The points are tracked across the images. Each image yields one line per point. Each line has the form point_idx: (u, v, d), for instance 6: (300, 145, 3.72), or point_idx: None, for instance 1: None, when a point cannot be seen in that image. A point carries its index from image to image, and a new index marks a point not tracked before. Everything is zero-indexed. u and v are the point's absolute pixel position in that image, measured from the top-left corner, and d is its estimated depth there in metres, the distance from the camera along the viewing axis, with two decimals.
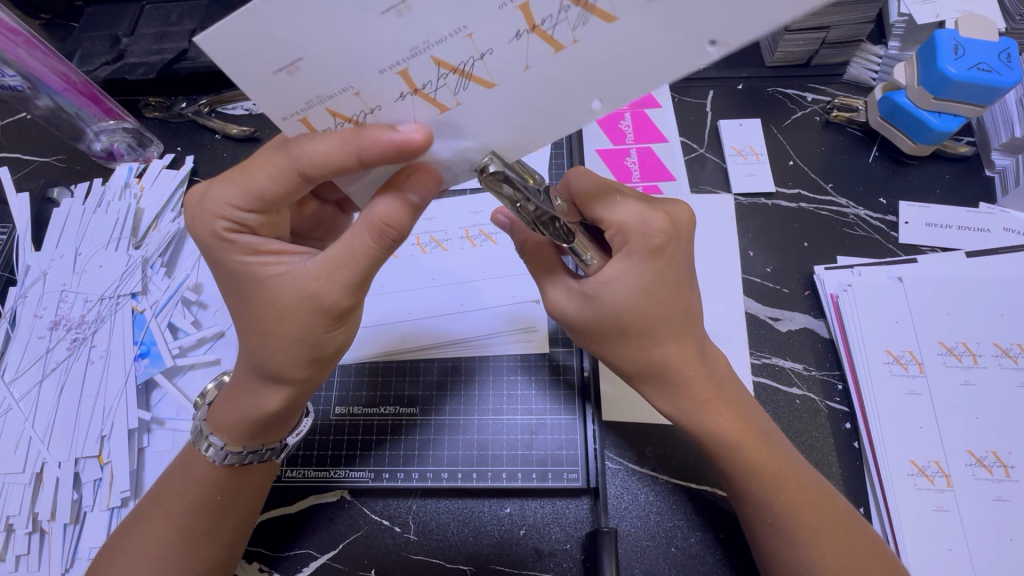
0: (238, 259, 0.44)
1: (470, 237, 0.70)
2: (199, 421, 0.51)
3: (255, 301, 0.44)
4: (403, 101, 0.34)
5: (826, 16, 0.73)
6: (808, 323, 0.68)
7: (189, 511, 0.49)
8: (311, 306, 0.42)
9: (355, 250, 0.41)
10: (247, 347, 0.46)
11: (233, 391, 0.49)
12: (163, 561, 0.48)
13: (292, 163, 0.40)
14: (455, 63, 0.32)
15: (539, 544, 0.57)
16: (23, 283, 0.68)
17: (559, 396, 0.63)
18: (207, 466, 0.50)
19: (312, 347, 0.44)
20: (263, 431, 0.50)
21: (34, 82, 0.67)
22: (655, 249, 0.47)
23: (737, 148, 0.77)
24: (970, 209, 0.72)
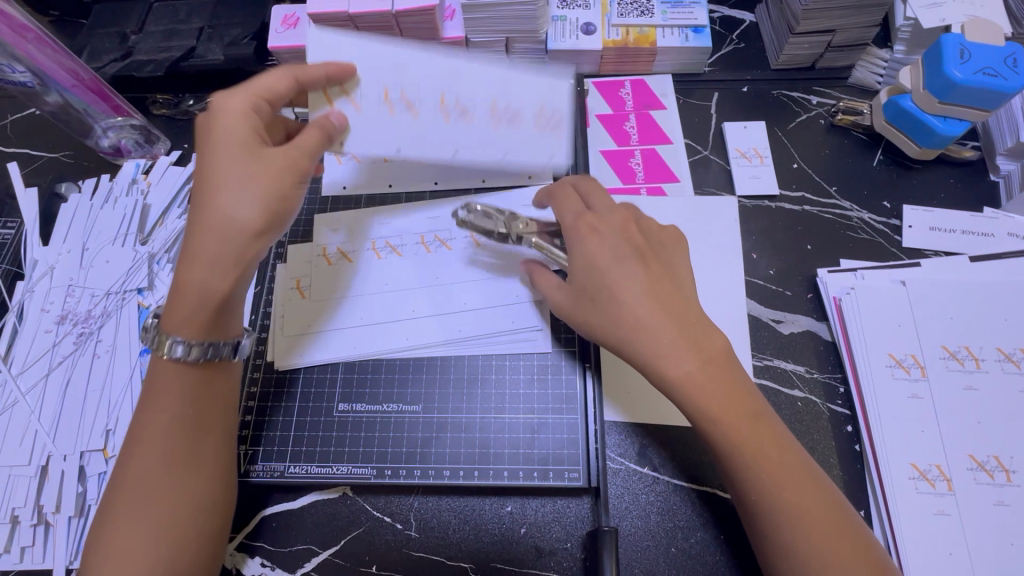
0: (218, 136, 0.52)
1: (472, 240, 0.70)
2: (153, 330, 0.52)
3: (227, 165, 0.51)
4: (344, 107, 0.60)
5: (832, 20, 0.73)
6: (810, 326, 0.68)
7: (164, 436, 0.49)
8: (285, 168, 0.53)
9: (310, 143, 0.56)
10: (208, 219, 0.51)
11: (184, 281, 0.51)
12: (154, 496, 0.47)
13: (291, 70, 0.57)
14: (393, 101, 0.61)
15: (539, 542, 0.58)
16: (30, 277, 0.69)
17: (561, 395, 0.63)
18: (176, 368, 0.51)
19: (275, 204, 0.52)
20: (219, 317, 0.52)
21: (43, 78, 0.68)
22: (581, 216, 0.58)
23: (741, 150, 0.78)
24: (975, 213, 0.72)
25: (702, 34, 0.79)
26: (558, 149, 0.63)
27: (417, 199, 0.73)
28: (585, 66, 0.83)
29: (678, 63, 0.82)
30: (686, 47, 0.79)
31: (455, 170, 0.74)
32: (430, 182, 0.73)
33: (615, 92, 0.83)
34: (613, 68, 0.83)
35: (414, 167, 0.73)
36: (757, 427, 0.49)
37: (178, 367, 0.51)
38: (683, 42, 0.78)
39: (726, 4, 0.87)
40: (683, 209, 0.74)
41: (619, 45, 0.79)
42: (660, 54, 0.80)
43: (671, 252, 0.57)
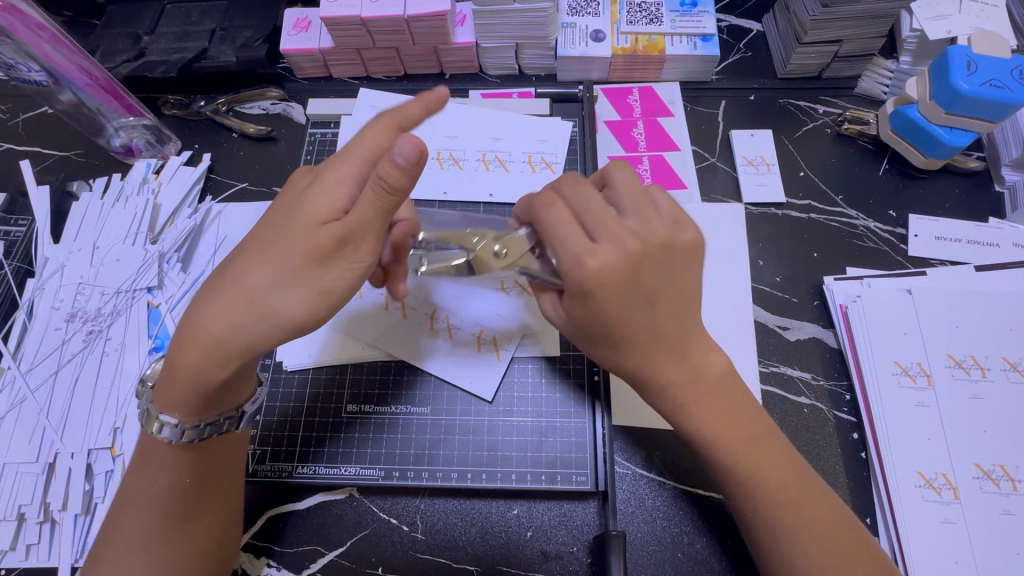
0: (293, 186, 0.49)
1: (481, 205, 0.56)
2: (145, 405, 0.50)
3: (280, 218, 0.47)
4: None
5: (839, 30, 0.74)
6: (817, 333, 0.69)
7: (160, 501, 0.49)
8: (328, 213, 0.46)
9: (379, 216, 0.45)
10: (235, 278, 0.46)
11: (183, 354, 0.47)
12: (148, 553, 0.48)
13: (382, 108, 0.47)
14: None
15: (545, 546, 0.58)
16: (40, 274, 0.69)
17: (569, 399, 0.63)
18: (168, 447, 0.49)
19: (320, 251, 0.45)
20: (216, 402, 0.49)
21: (58, 77, 0.68)
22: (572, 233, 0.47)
23: (748, 158, 0.78)
24: (980, 223, 0.73)
25: (711, 43, 0.80)
26: None
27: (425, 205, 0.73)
28: (594, 72, 0.83)
29: (686, 70, 0.82)
30: (694, 55, 0.79)
31: (464, 180, 0.74)
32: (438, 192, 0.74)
33: (624, 99, 0.83)
34: (621, 75, 0.84)
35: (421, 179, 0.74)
36: (755, 446, 0.49)
37: (170, 447, 0.49)
38: (691, 50, 0.79)
39: (733, 13, 0.88)
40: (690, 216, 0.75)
41: (628, 52, 0.80)
42: (668, 62, 0.81)
43: (670, 273, 0.48)
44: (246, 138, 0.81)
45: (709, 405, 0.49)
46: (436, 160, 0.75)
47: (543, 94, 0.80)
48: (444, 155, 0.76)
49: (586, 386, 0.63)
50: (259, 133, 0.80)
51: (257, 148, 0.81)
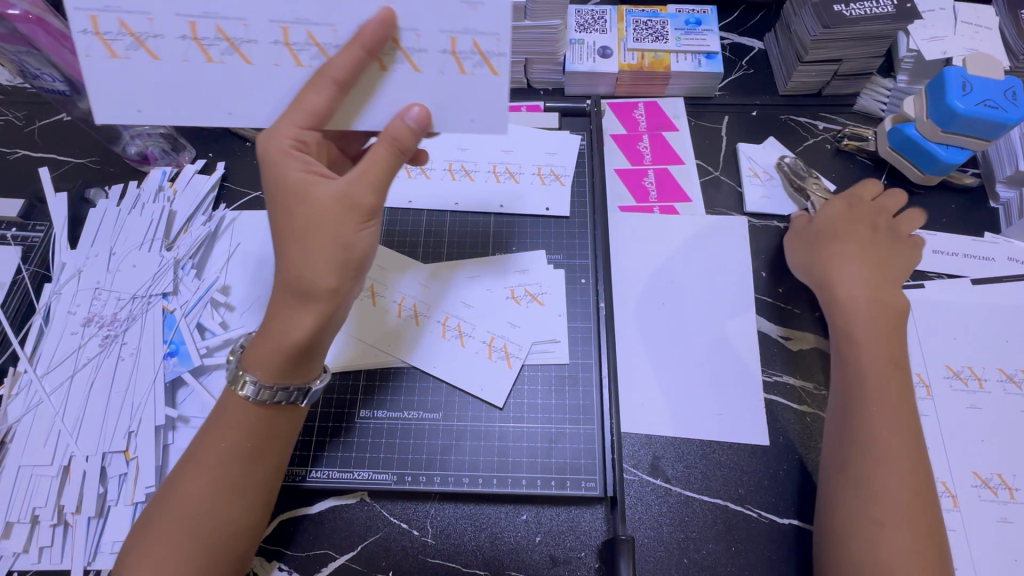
0: (301, 172, 0.51)
1: (483, 57, 0.50)
2: (233, 364, 0.53)
3: (302, 212, 0.50)
4: (184, 40, 0.50)
5: (839, 50, 0.77)
6: (819, 344, 0.70)
7: (221, 464, 0.51)
8: (347, 207, 0.50)
9: (379, 163, 0.50)
10: (286, 261, 0.50)
11: (267, 327, 0.52)
12: (196, 518, 0.49)
13: (325, 75, 0.48)
14: (230, 34, 0.49)
15: (554, 551, 0.59)
16: (57, 279, 0.70)
17: (578, 405, 0.64)
18: (243, 405, 0.52)
19: (346, 248, 0.50)
20: (295, 368, 0.52)
21: (77, 86, 0.70)
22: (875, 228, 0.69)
23: (754, 169, 0.80)
24: (976, 238, 0.75)
25: (715, 60, 0.82)
26: (558, 201, 0.76)
27: (437, 216, 0.75)
28: (601, 87, 0.85)
29: (690, 86, 0.85)
30: (699, 72, 0.82)
31: (475, 192, 0.76)
32: (450, 203, 0.75)
33: (630, 114, 0.85)
34: (627, 90, 0.86)
35: (434, 190, 0.76)
36: (900, 443, 0.54)
37: (246, 404, 0.52)
38: (696, 67, 0.82)
39: (736, 31, 0.91)
40: (694, 228, 0.76)
41: (634, 68, 0.82)
42: (673, 78, 0.83)
43: (892, 272, 0.66)
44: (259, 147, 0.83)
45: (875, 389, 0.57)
46: (449, 171, 0.77)
47: (552, 108, 0.82)
48: (456, 166, 0.78)
49: (595, 393, 0.65)
50: None
51: None
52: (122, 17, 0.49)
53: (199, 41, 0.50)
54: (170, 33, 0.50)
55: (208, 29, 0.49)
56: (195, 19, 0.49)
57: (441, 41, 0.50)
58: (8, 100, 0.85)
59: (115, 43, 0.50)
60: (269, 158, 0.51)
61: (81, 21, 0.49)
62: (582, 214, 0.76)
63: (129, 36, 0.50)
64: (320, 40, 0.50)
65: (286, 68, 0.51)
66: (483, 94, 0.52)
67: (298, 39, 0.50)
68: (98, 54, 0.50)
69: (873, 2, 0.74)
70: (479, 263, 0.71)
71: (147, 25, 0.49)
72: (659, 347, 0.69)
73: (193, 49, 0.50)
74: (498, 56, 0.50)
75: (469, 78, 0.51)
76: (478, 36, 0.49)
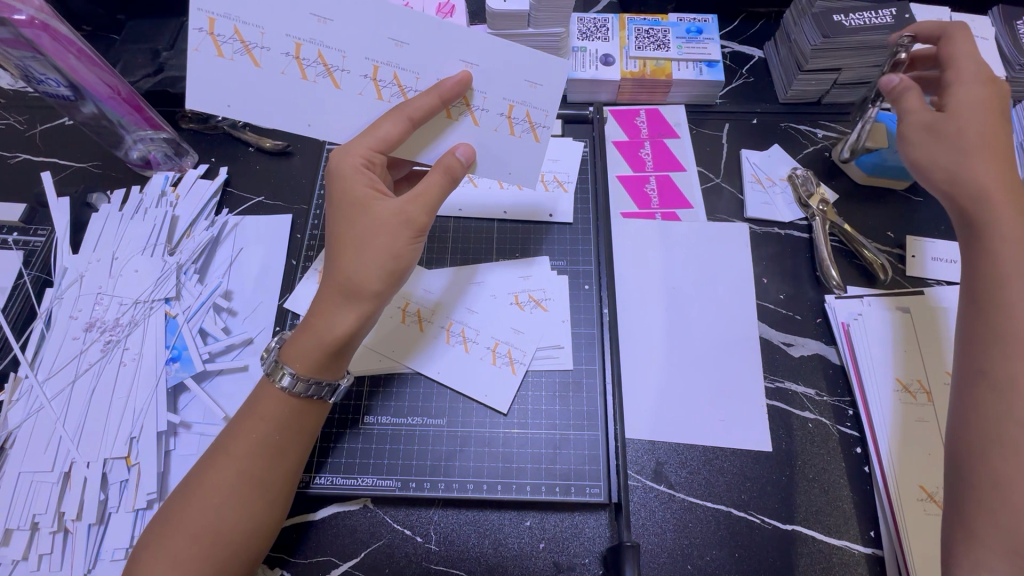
0: (361, 187, 0.53)
1: (531, 126, 0.57)
2: (274, 355, 0.55)
3: (359, 220, 0.53)
4: (286, 57, 0.54)
5: (838, 59, 0.78)
6: (819, 350, 0.70)
7: (250, 456, 0.51)
8: (403, 224, 0.53)
9: (433, 187, 0.54)
10: (337, 265, 0.52)
11: (311, 321, 0.53)
12: (221, 509, 0.49)
13: (403, 110, 0.52)
14: (328, 62, 0.54)
15: (558, 557, 0.59)
16: (59, 284, 0.70)
17: (581, 410, 0.65)
18: (279, 396, 0.53)
19: (394, 257, 0.52)
20: (329, 362, 0.53)
21: (81, 91, 0.69)
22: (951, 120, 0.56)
23: (755, 175, 0.81)
24: None
25: (716, 68, 0.83)
26: (561, 206, 0.76)
27: (441, 222, 0.75)
28: (603, 94, 0.86)
29: (691, 94, 0.85)
30: (700, 80, 0.82)
31: (479, 198, 0.76)
32: (454, 209, 0.76)
33: (631, 121, 0.86)
34: (630, 97, 0.87)
35: None
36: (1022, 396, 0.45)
37: (281, 395, 0.53)
38: (697, 75, 0.82)
39: (736, 40, 0.92)
40: (697, 234, 0.77)
41: (637, 76, 0.82)
42: (675, 86, 0.84)
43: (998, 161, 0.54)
44: (262, 153, 0.83)
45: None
46: None
47: (555, 115, 0.83)
48: None
49: (598, 400, 0.65)
50: (276, 147, 0.82)
51: (274, 162, 0.83)
52: (237, 25, 0.52)
53: (299, 60, 0.54)
54: (275, 48, 0.53)
55: (311, 54, 0.53)
56: (302, 43, 0.53)
57: (501, 105, 0.55)
58: (9, 103, 0.85)
59: (225, 45, 0.53)
60: (338, 171, 0.53)
61: (199, 21, 0.52)
62: (585, 219, 0.76)
63: (239, 43, 0.53)
64: (403, 83, 0.54)
65: (368, 98, 0.55)
66: (526, 153, 0.59)
67: (386, 78, 0.54)
68: (207, 53, 0.54)
69: (873, 12, 0.75)
70: (483, 269, 0.72)
71: (258, 37, 0.53)
72: (662, 352, 0.69)
73: (292, 66, 0.54)
74: (544, 127, 0.57)
75: (516, 140, 0.58)
76: (534, 108, 0.55)
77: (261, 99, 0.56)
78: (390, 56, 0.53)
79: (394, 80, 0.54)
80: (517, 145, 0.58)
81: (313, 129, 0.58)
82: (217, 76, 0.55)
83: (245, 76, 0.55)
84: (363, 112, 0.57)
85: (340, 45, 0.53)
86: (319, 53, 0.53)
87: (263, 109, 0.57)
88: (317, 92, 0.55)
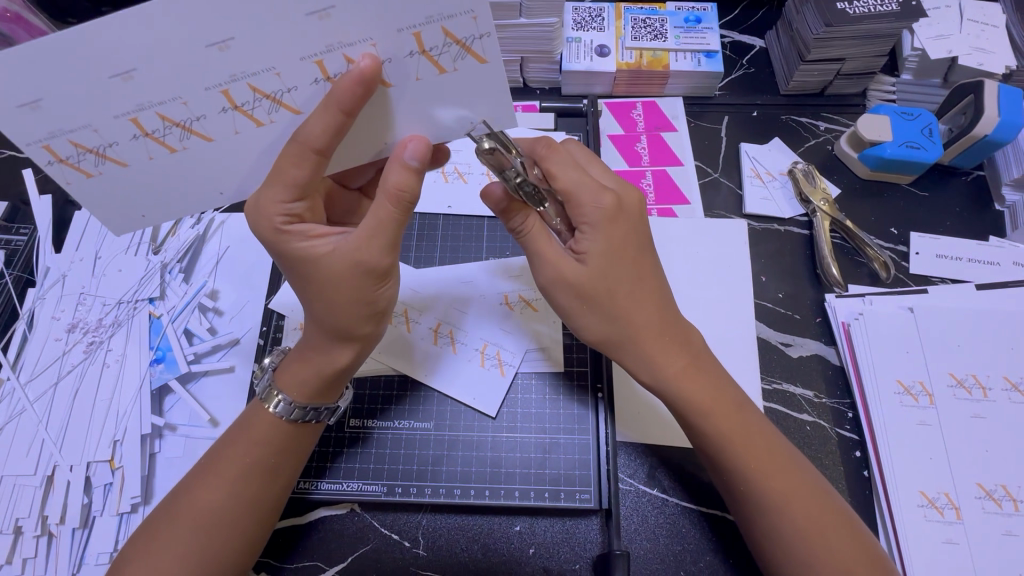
0: (297, 245, 0.49)
1: (463, 47, 0.40)
2: (266, 381, 0.54)
3: (313, 278, 0.49)
4: (137, 140, 0.42)
5: (842, 49, 0.75)
6: (819, 350, 0.69)
7: (239, 479, 0.50)
8: (358, 273, 0.48)
9: (387, 223, 0.46)
10: (315, 311, 0.51)
11: (306, 349, 0.53)
12: (207, 531, 0.48)
13: (304, 146, 0.43)
14: (176, 119, 0.41)
15: (547, 563, 0.58)
16: (41, 284, 0.69)
17: (571, 413, 0.63)
18: (274, 422, 0.52)
19: (369, 304, 0.50)
20: (329, 389, 0.54)
21: None
22: (608, 217, 0.53)
23: (754, 170, 0.79)
24: (980, 242, 0.74)
25: (715, 59, 0.80)
26: None
27: (430, 219, 0.73)
28: (598, 87, 0.84)
29: (689, 86, 0.83)
30: (698, 72, 0.80)
31: (469, 195, 0.75)
32: (443, 207, 0.74)
33: (628, 114, 0.84)
34: (626, 90, 0.84)
35: (429, 192, 0.75)
36: (776, 463, 0.53)
37: (278, 422, 0.52)
38: (695, 67, 0.80)
39: (736, 29, 0.89)
40: (694, 232, 0.75)
41: (633, 67, 0.80)
42: (672, 77, 0.82)
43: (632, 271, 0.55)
44: None
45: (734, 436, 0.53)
46: (441, 173, 0.76)
47: (548, 108, 0.81)
48: (449, 168, 0.76)
49: (590, 402, 0.64)
50: None
51: None
52: (71, 138, 0.40)
53: (152, 136, 0.41)
54: (120, 137, 0.41)
55: (152, 121, 0.40)
56: (136, 116, 0.40)
57: (405, 41, 0.40)
58: None
59: (82, 164, 0.42)
60: (263, 237, 0.49)
61: (40, 156, 0.40)
62: None
63: (89, 154, 0.42)
64: (268, 90, 0.41)
65: (248, 132, 0.43)
66: (479, 84, 0.43)
67: (244, 98, 0.41)
68: (76, 181, 0.43)
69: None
70: (472, 268, 0.70)
71: (97, 138, 0.41)
72: None
73: (152, 147, 0.42)
74: (481, 38, 0.40)
75: (453, 76, 0.42)
76: (449, 21, 0.39)
77: (152, 193, 0.46)
78: (225, 67, 0.38)
79: (255, 91, 0.40)
80: (459, 82, 0.43)
81: (228, 195, 0.49)
82: (91, 193, 0.45)
83: (122, 179, 0.44)
84: (261, 138, 0.44)
85: (170, 92, 0.39)
86: (159, 113, 0.40)
87: (152, 196, 0.46)
88: (197, 157, 0.44)
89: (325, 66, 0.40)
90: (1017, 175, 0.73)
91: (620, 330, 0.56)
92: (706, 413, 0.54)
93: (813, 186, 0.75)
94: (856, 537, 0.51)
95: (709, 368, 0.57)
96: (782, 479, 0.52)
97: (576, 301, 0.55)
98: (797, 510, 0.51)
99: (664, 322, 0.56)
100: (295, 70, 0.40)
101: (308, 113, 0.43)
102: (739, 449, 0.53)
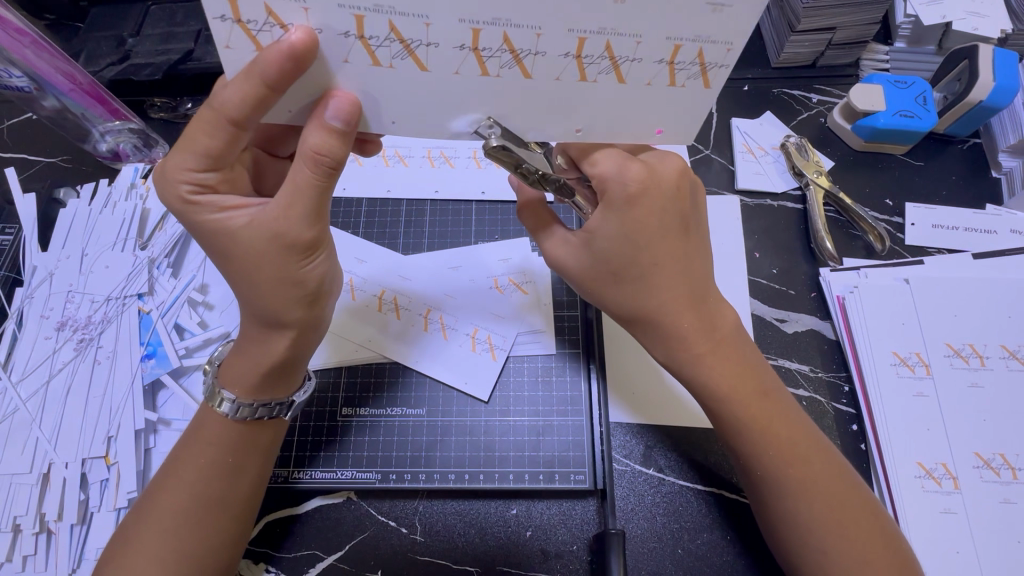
0: (209, 217, 0.46)
1: (702, 69, 0.41)
2: (210, 380, 0.53)
3: (232, 255, 0.47)
4: (346, 40, 0.39)
5: (833, 17, 0.73)
6: (814, 325, 0.68)
7: (200, 479, 0.50)
8: (277, 245, 0.46)
9: (310, 188, 0.44)
10: (246, 299, 0.49)
11: (243, 342, 0.52)
12: (176, 532, 0.48)
13: (218, 114, 0.42)
14: (404, 36, 0.39)
15: (545, 545, 0.58)
16: (29, 283, 0.68)
17: (564, 395, 0.63)
18: (222, 422, 0.52)
19: (294, 284, 0.48)
20: (274, 383, 0.53)
21: (41, 82, 0.66)
22: (631, 197, 0.48)
23: (746, 145, 0.77)
24: (977, 210, 0.72)
25: None
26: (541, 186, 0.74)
27: (417, 205, 0.73)
28: None
29: None
30: None
31: (456, 180, 0.74)
32: (430, 192, 0.73)
33: None
34: None
35: (416, 177, 0.74)
36: (796, 451, 0.51)
37: (225, 421, 0.52)
38: None
39: None
40: None
41: None
42: None
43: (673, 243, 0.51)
44: None
45: (749, 416, 0.52)
46: (428, 159, 0.75)
47: None
48: (435, 153, 0.76)
49: (584, 383, 0.63)
50: None
51: None
52: (269, 2, 0.37)
53: (364, 41, 0.39)
54: (330, 28, 0.38)
55: (379, 28, 0.38)
56: (364, 15, 0.37)
57: (663, 49, 0.40)
58: None
59: (261, 35, 0.39)
60: (174, 209, 0.47)
61: (217, 6, 0.37)
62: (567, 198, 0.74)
63: (278, 27, 0.38)
64: (517, 45, 0.39)
65: (467, 76, 0.42)
66: (683, 104, 0.44)
67: (378, 32, 0.38)
68: (241, 46, 0.40)
69: None
70: (460, 252, 0.70)
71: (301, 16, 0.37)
72: None
73: (359, 52, 0.40)
74: (718, 67, 0.41)
75: (677, 91, 0.43)
76: (709, 44, 0.40)
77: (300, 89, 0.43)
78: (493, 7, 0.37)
79: (505, 42, 0.39)
80: (674, 97, 0.44)
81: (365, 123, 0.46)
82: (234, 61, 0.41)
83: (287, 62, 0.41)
84: (450, 85, 0.43)
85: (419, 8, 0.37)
86: (393, 24, 0.38)
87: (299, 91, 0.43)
88: (395, 78, 0.42)
89: (585, 45, 0.39)
90: (1010, 142, 0.72)
91: (643, 306, 0.52)
92: (730, 397, 0.52)
93: (807, 159, 0.74)
94: (875, 528, 0.49)
95: (737, 350, 0.54)
96: (806, 470, 0.50)
97: (592, 271, 0.53)
98: (819, 509, 0.49)
99: (691, 300, 0.52)
100: (557, 38, 0.39)
101: (537, 81, 0.42)
102: (760, 431, 0.51)
